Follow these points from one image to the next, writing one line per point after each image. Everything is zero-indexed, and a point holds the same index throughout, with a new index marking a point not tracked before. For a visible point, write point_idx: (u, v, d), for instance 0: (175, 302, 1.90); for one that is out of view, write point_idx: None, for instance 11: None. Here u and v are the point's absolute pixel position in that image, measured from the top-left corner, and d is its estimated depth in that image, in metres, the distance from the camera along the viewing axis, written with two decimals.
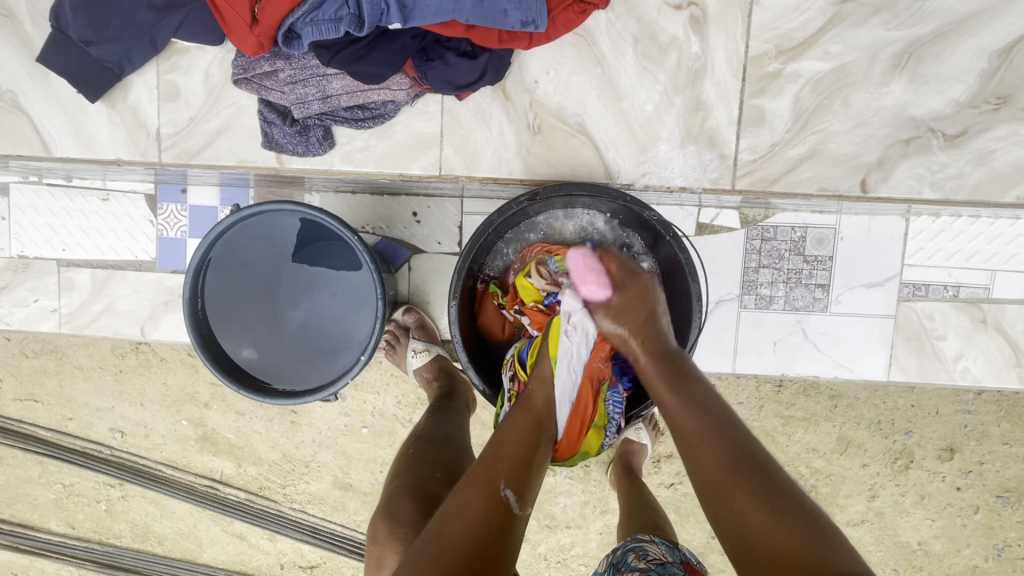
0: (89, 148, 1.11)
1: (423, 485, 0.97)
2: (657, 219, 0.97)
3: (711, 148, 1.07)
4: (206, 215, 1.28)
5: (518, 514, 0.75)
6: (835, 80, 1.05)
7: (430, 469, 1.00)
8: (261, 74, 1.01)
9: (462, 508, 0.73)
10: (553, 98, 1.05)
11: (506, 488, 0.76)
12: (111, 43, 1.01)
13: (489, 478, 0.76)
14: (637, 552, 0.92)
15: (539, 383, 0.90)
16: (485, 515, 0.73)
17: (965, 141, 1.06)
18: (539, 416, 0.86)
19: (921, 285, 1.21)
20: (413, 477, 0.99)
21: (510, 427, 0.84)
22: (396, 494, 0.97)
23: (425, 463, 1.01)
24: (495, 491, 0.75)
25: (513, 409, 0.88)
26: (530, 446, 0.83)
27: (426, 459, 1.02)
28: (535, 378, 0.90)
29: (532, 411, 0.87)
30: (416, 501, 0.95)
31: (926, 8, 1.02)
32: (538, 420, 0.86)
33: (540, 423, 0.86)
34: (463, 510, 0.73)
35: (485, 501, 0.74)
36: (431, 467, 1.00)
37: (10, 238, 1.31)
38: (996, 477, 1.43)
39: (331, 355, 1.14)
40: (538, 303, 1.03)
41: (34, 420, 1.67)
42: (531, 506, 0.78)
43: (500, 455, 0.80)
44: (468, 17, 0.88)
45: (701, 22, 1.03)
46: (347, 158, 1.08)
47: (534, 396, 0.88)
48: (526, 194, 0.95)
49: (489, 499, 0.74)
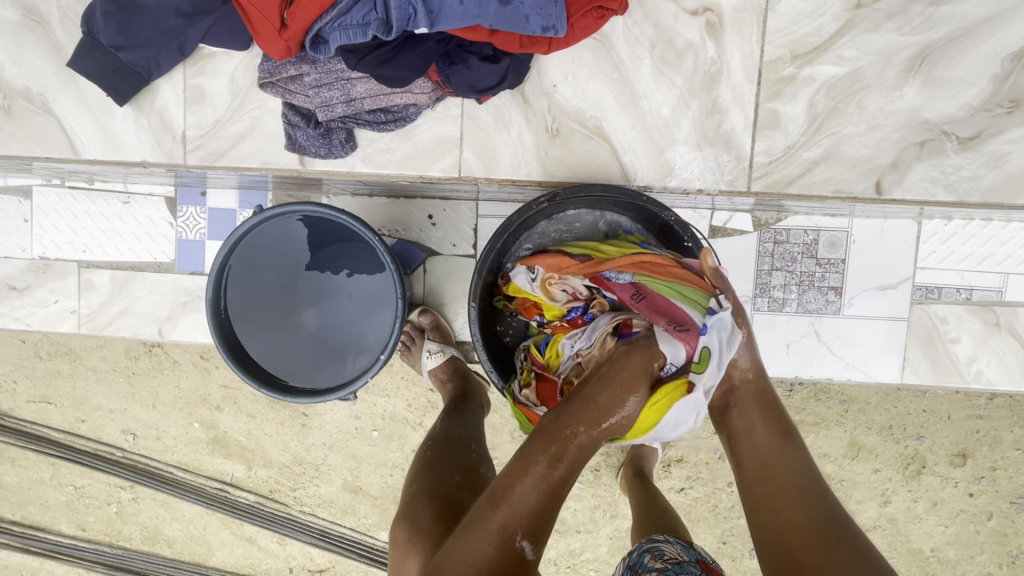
0: (115, 150, 1.13)
1: (441, 490, 0.95)
2: (675, 220, 0.99)
3: (727, 151, 1.08)
4: (225, 218, 1.31)
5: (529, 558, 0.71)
6: (849, 84, 1.06)
7: (448, 473, 0.99)
8: (287, 78, 1.03)
9: (473, 554, 0.70)
10: (572, 101, 1.07)
11: (521, 541, 0.70)
12: (140, 48, 1.03)
13: (504, 523, 0.70)
14: (653, 553, 0.93)
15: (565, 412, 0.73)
16: (496, 566, 0.69)
17: (978, 143, 1.07)
18: (563, 452, 0.72)
19: (933, 288, 1.22)
20: (433, 481, 0.97)
21: (523, 470, 0.72)
22: (415, 500, 0.94)
23: (444, 467, 1.00)
24: (508, 539, 0.69)
25: (541, 431, 0.73)
26: (554, 487, 0.72)
27: (445, 462, 1.01)
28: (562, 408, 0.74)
29: (560, 443, 0.72)
30: (436, 506, 0.92)
31: (937, 14, 1.04)
32: (568, 462, 0.72)
33: (564, 470, 0.72)
34: (473, 557, 0.70)
35: (495, 546, 0.69)
36: (450, 471, 1.00)
37: (32, 239, 1.34)
38: (1009, 484, 1.43)
39: (349, 356, 1.14)
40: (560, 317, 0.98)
41: (47, 421, 1.68)
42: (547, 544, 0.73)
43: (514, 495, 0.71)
44: (491, 22, 0.90)
45: (717, 27, 1.05)
46: (368, 160, 1.10)
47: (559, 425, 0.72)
48: (546, 197, 0.97)
49: (499, 543, 0.69)
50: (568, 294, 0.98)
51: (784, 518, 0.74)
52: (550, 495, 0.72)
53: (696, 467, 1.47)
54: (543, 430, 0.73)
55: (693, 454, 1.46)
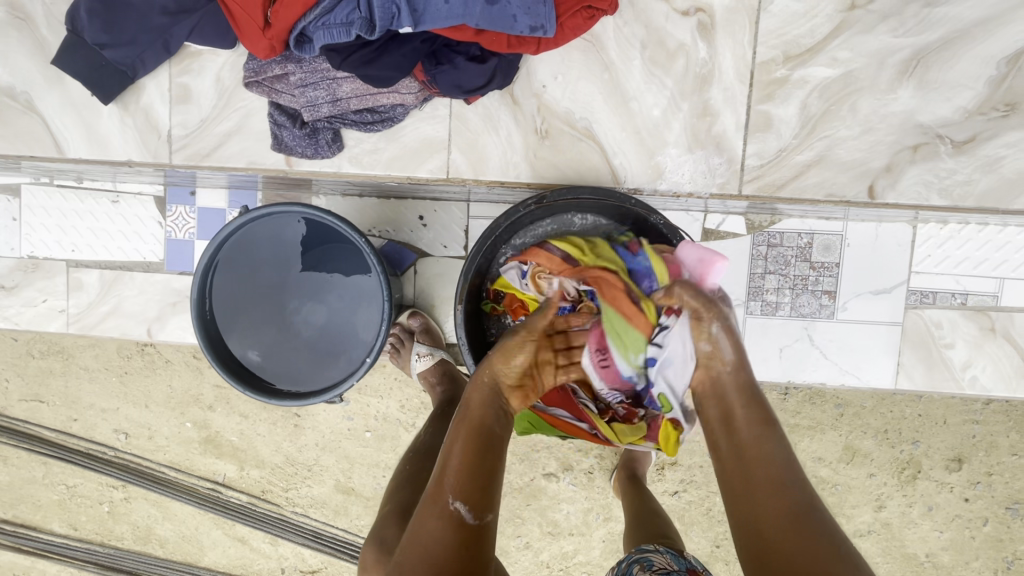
0: (101, 149, 1.12)
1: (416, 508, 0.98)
2: (664, 223, 0.98)
3: (718, 153, 1.07)
4: (214, 217, 1.30)
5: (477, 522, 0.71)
6: (842, 87, 1.05)
7: (424, 489, 1.01)
8: (272, 77, 1.02)
9: (419, 533, 0.71)
10: (561, 102, 1.06)
11: (455, 502, 0.72)
12: (125, 46, 1.02)
13: (437, 495, 0.73)
14: (641, 565, 0.91)
15: (476, 389, 0.85)
16: (441, 537, 0.70)
17: (973, 147, 1.06)
18: (481, 420, 0.80)
19: (928, 292, 1.21)
20: (410, 500, 1.00)
21: (451, 443, 0.78)
22: (388, 523, 0.97)
23: (421, 483, 1.03)
24: (444, 508, 0.72)
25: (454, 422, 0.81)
26: (480, 449, 0.77)
27: (425, 476, 1.03)
28: (472, 385, 0.85)
29: (471, 420, 0.80)
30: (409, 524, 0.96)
31: (933, 16, 1.02)
32: (481, 429, 0.79)
33: (481, 432, 0.79)
34: (419, 536, 0.71)
35: (437, 521, 0.71)
36: (426, 488, 1.02)
37: (21, 238, 1.33)
38: (1005, 489, 1.42)
39: (336, 358, 1.13)
40: None
41: (39, 420, 1.67)
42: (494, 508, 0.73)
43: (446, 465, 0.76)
44: (478, 22, 0.89)
45: (708, 28, 1.04)
46: (355, 161, 1.09)
47: (472, 403, 0.82)
48: (533, 199, 0.95)
49: (440, 516, 0.71)
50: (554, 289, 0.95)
51: (764, 508, 0.72)
52: (479, 458, 0.76)
53: (689, 470, 1.45)
54: (462, 411, 0.82)
55: (686, 457, 1.45)
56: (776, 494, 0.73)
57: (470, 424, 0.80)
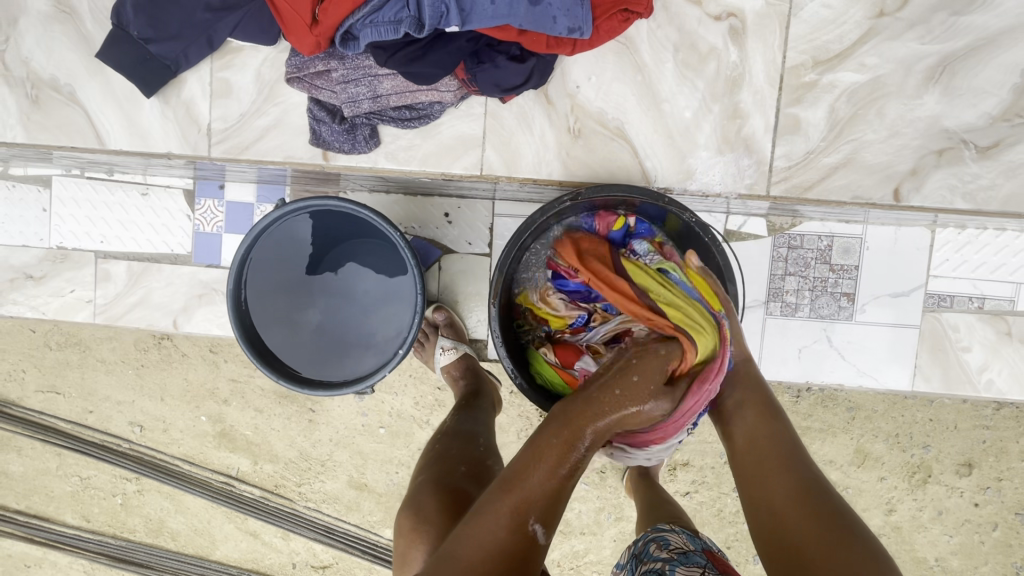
0: (140, 141, 1.14)
1: (448, 480, 0.98)
2: (695, 220, 0.99)
3: (747, 155, 1.09)
4: (242, 211, 1.32)
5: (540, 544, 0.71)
6: (870, 92, 1.07)
7: (454, 465, 1.01)
8: (314, 73, 1.04)
9: (483, 535, 0.69)
10: (594, 102, 1.08)
11: (535, 524, 0.70)
12: (170, 41, 1.05)
13: (518, 506, 0.71)
14: (658, 543, 0.95)
15: (586, 398, 0.79)
16: (506, 546, 0.69)
17: (998, 153, 1.08)
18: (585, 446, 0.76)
19: (947, 296, 1.23)
20: (438, 471, 1.00)
21: (543, 447, 0.74)
22: (422, 489, 0.97)
23: (450, 458, 1.03)
24: (522, 522, 0.70)
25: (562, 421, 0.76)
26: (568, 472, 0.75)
27: (452, 454, 1.04)
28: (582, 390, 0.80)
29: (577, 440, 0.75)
30: (440, 495, 0.94)
31: (960, 24, 1.05)
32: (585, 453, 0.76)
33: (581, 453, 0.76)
34: (482, 534, 0.69)
35: (508, 530, 0.69)
36: (455, 463, 1.02)
37: (50, 229, 1.35)
38: (1015, 494, 1.43)
39: (364, 350, 1.14)
40: (565, 326, 1.04)
41: (55, 411, 1.69)
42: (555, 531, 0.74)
43: (525, 476, 0.73)
44: (521, 22, 0.91)
45: (740, 32, 1.06)
46: (391, 157, 1.11)
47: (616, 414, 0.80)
48: (569, 194, 0.97)
49: (510, 527, 0.70)
50: (567, 303, 1.04)
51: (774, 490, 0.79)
52: (569, 477, 0.75)
53: (701, 471, 1.47)
54: (555, 418, 0.77)
55: (699, 458, 1.46)
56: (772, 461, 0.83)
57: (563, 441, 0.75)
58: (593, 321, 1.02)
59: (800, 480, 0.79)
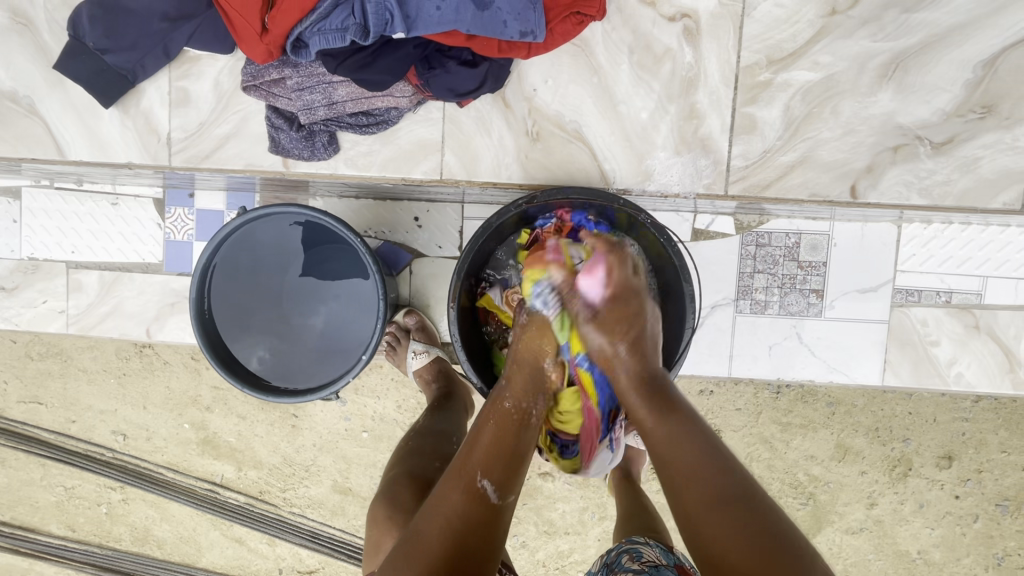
0: (101, 151, 1.14)
1: (423, 475, 1.02)
2: (651, 223, 0.99)
3: (705, 155, 1.09)
4: (212, 219, 1.31)
5: (496, 504, 0.76)
6: (824, 90, 1.08)
7: (429, 459, 1.05)
8: (269, 81, 1.05)
9: (440, 505, 0.76)
10: (552, 105, 1.08)
11: (482, 481, 0.76)
12: (125, 51, 1.05)
13: (466, 473, 0.77)
14: (630, 554, 0.95)
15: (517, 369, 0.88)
16: (463, 511, 0.74)
17: (952, 148, 1.09)
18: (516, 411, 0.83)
19: (914, 290, 1.23)
20: (415, 467, 1.04)
21: (481, 422, 0.82)
22: (396, 481, 1.02)
23: (427, 453, 1.06)
24: (472, 485, 0.76)
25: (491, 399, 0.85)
26: (512, 430, 0.82)
27: (426, 450, 1.06)
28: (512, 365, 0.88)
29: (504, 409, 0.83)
30: (415, 486, 1.00)
31: (911, 21, 1.05)
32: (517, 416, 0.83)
33: (515, 416, 0.83)
34: (441, 506, 0.75)
35: (462, 494, 0.75)
36: (432, 459, 1.05)
37: (22, 240, 1.34)
38: (995, 486, 1.44)
39: (330, 355, 1.15)
40: None
41: (38, 422, 1.68)
42: (515, 492, 0.78)
43: (472, 448, 0.80)
44: (468, 27, 0.93)
45: (694, 33, 1.07)
46: (351, 162, 1.11)
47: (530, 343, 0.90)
48: (524, 199, 0.97)
49: (465, 493, 0.75)
50: None
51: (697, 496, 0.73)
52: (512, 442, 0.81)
53: None
54: (496, 392, 0.85)
55: None
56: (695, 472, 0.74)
57: (499, 409, 0.83)
58: None
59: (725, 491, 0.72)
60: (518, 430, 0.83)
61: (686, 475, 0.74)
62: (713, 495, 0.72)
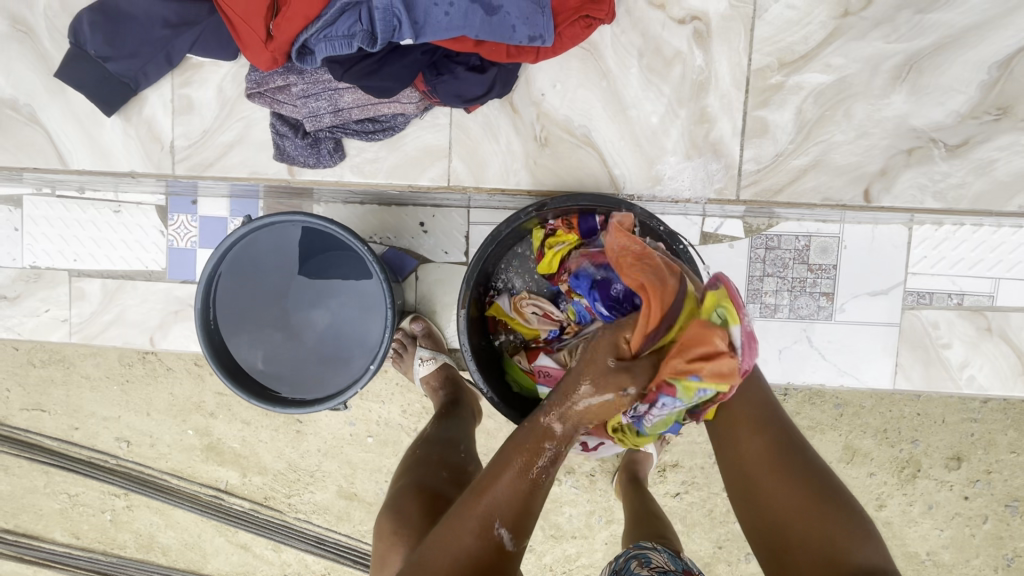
0: (104, 160, 1.14)
1: (429, 484, 1.00)
2: (665, 229, 0.98)
3: (716, 159, 1.08)
4: (216, 226, 1.30)
5: (511, 551, 0.73)
6: (836, 92, 1.07)
7: (436, 468, 1.03)
8: (274, 88, 1.04)
9: (452, 541, 0.72)
10: (560, 110, 1.07)
11: (499, 529, 0.72)
12: (128, 59, 1.04)
13: (482, 514, 0.72)
14: (639, 560, 0.94)
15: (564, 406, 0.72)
16: (475, 553, 0.71)
17: (967, 151, 1.08)
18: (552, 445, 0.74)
19: (925, 293, 1.21)
20: (422, 476, 1.02)
21: (510, 452, 0.74)
22: (403, 492, 0.99)
23: (433, 463, 1.04)
24: (488, 530, 0.72)
25: (525, 427, 0.75)
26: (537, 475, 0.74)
27: (433, 459, 1.05)
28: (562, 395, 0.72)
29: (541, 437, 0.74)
30: (421, 498, 0.97)
31: (925, 22, 1.04)
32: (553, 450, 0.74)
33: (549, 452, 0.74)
34: (452, 542, 0.72)
35: (476, 537, 0.72)
36: (438, 468, 1.03)
37: (23, 249, 1.33)
38: (1004, 487, 1.43)
39: (338, 364, 1.14)
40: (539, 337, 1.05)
41: (41, 429, 1.67)
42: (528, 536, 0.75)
43: (493, 484, 0.73)
44: (477, 32, 0.92)
45: (704, 36, 1.05)
46: (357, 170, 1.11)
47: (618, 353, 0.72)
48: (534, 206, 0.96)
49: (479, 535, 0.72)
50: (540, 314, 1.04)
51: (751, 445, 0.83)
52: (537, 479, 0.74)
53: (691, 472, 1.46)
54: (536, 416, 0.75)
55: (688, 459, 1.46)
56: (758, 423, 0.84)
57: (535, 437, 0.74)
58: (565, 333, 1.03)
59: (779, 446, 0.82)
60: (546, 473, 0.74)
61: (749, 424, 0.84)
62: (772, 446, 0.82)
